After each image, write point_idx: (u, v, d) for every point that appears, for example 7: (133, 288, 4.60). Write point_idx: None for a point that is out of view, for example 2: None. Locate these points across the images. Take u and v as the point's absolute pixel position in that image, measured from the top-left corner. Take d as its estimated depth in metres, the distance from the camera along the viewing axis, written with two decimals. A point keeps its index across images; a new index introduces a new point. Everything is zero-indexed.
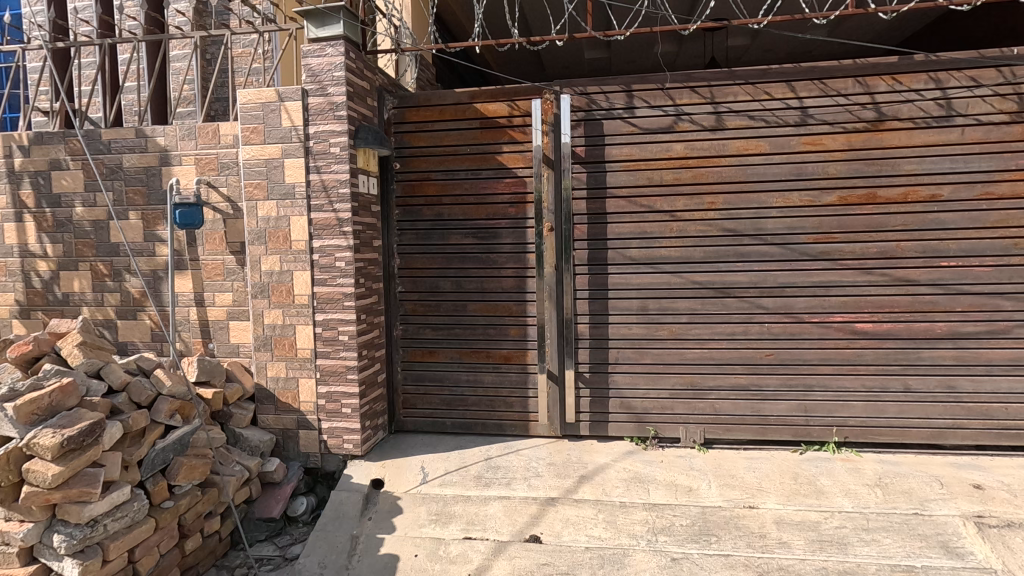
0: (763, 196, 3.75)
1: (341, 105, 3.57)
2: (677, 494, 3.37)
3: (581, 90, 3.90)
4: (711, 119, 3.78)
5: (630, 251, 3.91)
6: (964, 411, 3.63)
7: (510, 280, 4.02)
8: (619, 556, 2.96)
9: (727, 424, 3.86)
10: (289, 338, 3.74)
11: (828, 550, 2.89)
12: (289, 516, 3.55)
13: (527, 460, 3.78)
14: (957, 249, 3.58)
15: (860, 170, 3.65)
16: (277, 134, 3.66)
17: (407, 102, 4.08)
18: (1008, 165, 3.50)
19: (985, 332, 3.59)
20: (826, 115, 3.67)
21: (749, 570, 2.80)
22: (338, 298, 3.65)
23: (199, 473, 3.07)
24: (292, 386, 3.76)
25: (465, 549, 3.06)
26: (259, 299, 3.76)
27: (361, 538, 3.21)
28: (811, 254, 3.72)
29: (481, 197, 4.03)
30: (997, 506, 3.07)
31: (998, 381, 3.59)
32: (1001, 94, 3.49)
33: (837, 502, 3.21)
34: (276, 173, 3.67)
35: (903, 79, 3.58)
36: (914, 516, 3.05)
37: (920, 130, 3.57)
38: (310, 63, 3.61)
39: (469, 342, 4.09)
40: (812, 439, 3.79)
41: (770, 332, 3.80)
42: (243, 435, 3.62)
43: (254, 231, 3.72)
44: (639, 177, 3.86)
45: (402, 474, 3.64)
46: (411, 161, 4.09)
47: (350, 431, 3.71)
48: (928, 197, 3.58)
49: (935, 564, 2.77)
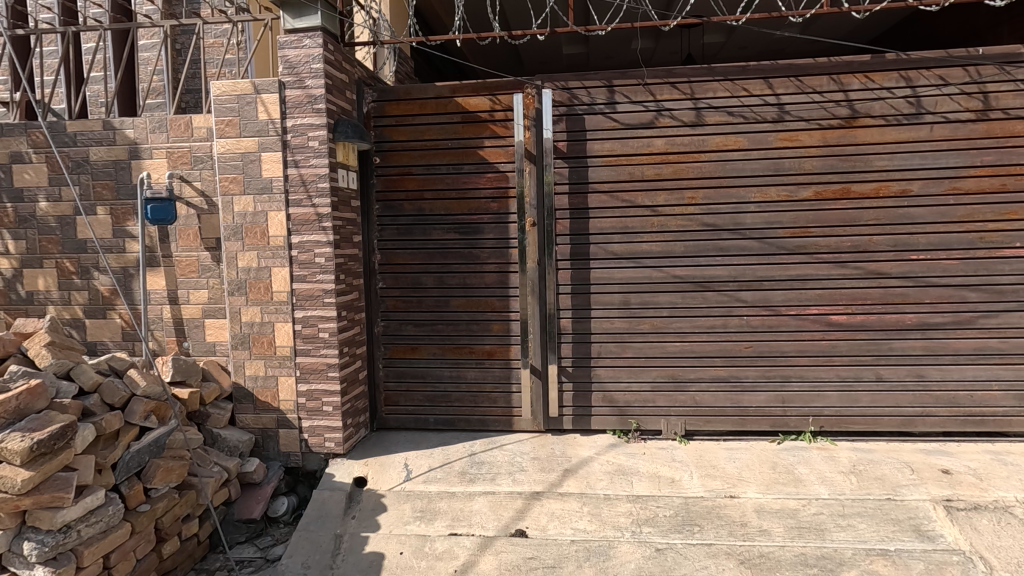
0: (741, 191, 3.81)
1: (320, 98, 3.51)
2: (660, 485, 3.41)
3: (563, 85, 3.89)
4: (691, 115, 3.82)
5: (612, 245, 3.92)
6: (932, 400, 3.76)
7: (492, 275, 4.00)
8: (605, 548, 2.98)
9: (707, 416, 3.93)
10: (268, 336, 3.67)
11: (807, 536, 2.96)
12: (270, 517, 3.49)
13: (511, 455, 3.78)
14: (926, 242, 3.69)
15: (835, 166, 3.73)
16: (253, 127, 3.57)
17: (387, 95, 4.02)
18: (974, 161, 3.62)
19: (952, 323, 3.72)
20: (802, 111, 3.74)
21: (731, 559, 2.85)
22: (318, 295, 3.59)
23: (176, 475, 3.00)
24: (272, 384, 3.69)
25: (451, 546, 3.04)
26: (236, 297, 3.67)
27: (345, 538, 3.17)
28: (788, 248, 3.80)
29: (463, 192, 4.00)
30: (965, 490, 3.19)
31: (965, 370, 3.72)
32: (967, 93, 3.61)
33: (814, 490, 3.29)
34: (253, 168, 3.58)
35: (875, 77, 3.68)
36: (887, 502, 3.15)
37: (892, 127, 3.68)
38: (287, 54, 3.53)
39: (451, 337, 4.07)
40: (789, 428, 3.88)
41: (748, 325, 3.87)
42: (221, 435, 3.54)
43: (230, 227, 3.63)
44: (621, 172, 3.88)
45: (385, 472, 3.61)
46: (391, 155, 4.04)
47: (332, 430, 3.66)
48: (899, 192, 3.68)
49: (908, 547, 2.86)
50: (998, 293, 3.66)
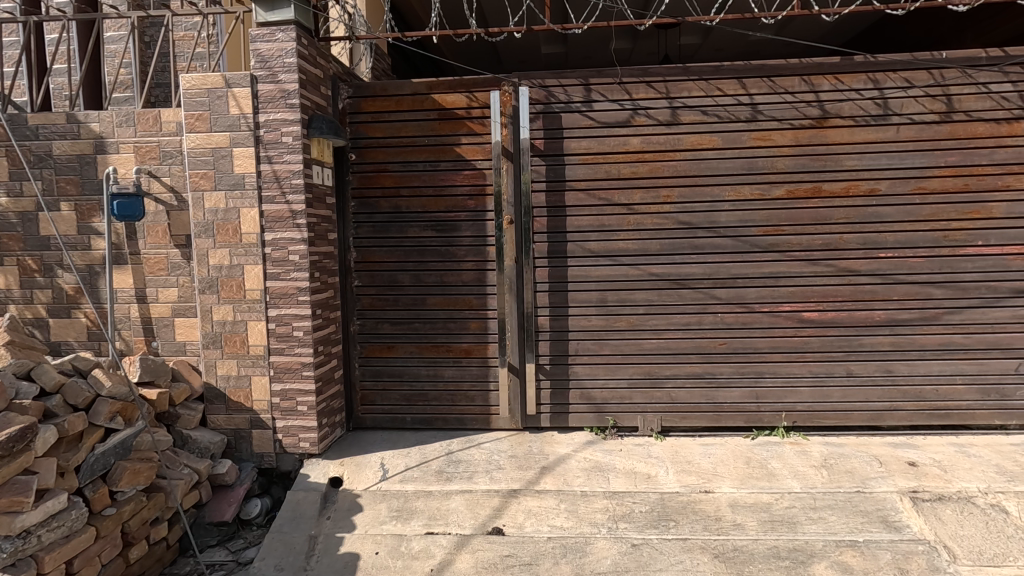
0: (715, 190, 3.86)
1: (294, 93, 3.46)
2: (636, 481, 3.44)
3: (539, 83, 3.90)
4: (666, 114, 3.86)
5: (589, 243, 3.94)
6: (900, 394, 3.85)
7: (470, 273, 3.99)
8: (581, 544, 2.98)
9: (682, 412, 3.97)
10: (240, 335, 3.60)
11: (779, 529, 3.01)
12: (242, 519, 3.42)
13: (487, 453, 3.77)
14: (894, 240, 3.78)
15: (806, 166, 3.80)
16: (224, 122, 3.49)
17: (362, 92, 3.98)
18: (939, 162, 3.72)
19: (918, 319, 3.81)
20: (774, 112, 3.80)
21: (706, 553, 2.88)
22: (292, 293, 3.54)
23: (143, 478, 2.93)
24: (244, 384, 3.63)
25: (427, 545, 3.02)
26: (207, 295, 3.59)
27: (320, 539, 3.13)
28: (761, 246, 3.86)
29: (440, 189, 3.98)
30: (930, 481, 3.27)
31: (930, 365, 3.83)
32: (932, 95, 3.71)
33: (787, 484, 3.35)
34: (224, 163, 3.51)
35: (844, 79, 3.75)
36: (857, 494, 3.22)
37: (860, 128, 3.76)
38: (259, 48, 3.46)
39: (429, 336, 4.05)
40: (763, 424, 3.93)
41: (723, 322, 3.92)
42: (192, 437, 3.46)
43: (201, 224, 3.56)
44: (597, 171, 3.90)
45: (362, 472, 3.57)
46: (367, 152, 4.00)
47: (307, 430, 3.61)
48: (867, 191, 3.77)
49: (876, 537, 2.92)
50: (962, 290, 3.77)
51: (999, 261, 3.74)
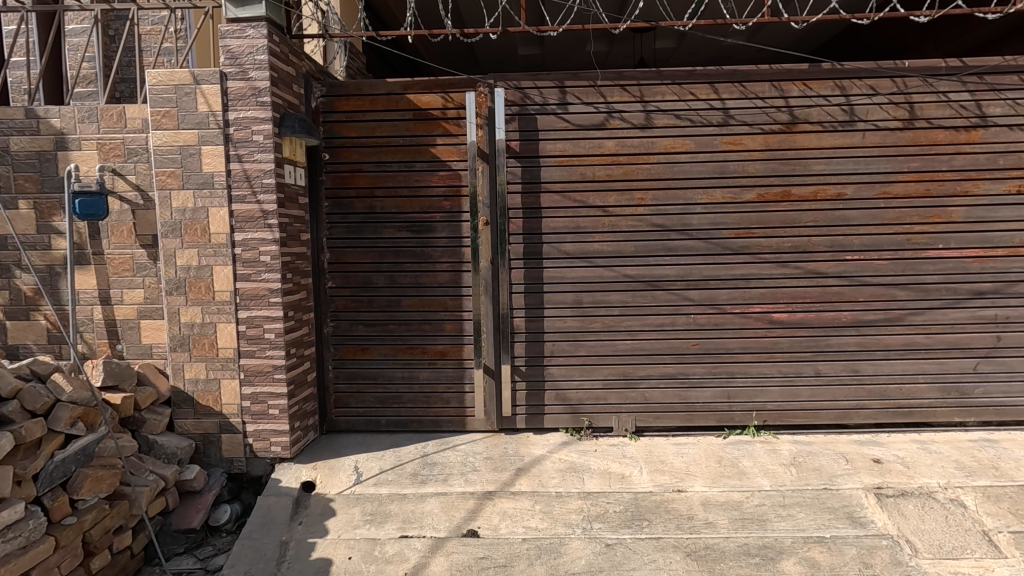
0: (688, 193, 3.91)
1: (265, 91, 3.39)
2: (610, 481, 3.47)
3: (515, 85, 3.91)
4: (641, 117, 3.90)
5: (565, 244, 3.95)
6: (866, 393, 3.96)
7: (445, 274, 3.97)
8: (556, 545, 2.99)
9: (656, 412, 4.01)
10: (209, 338, 3.52)
11: (749, 527, 3.06)
12: (211, 526, 3.33)
13: (463, 456, 3.76)
14: (860, 243, 3.89)
15: (776, 170, 3.88)
16: (192, 119, 3.41)
17: (336, 90, 3.92)
18: (902, 167, 3.83)
19: (883, 320, 3.93)
20: (745, 116, 3.87)
21: (678, 551, 2.91)
22: (264, 294, 3.47)
23: (106, 486, 2.85)
24: (213, 388, 3.55)
25: (401, 548, 2.99)
26: (174, 296, 3.50)
27: (291, 545, 3.07)
28: (732, 248, 3.93)
29: (415, 190, 3.95)
30: (893, 477, 3.37)
31: (895, 364, 3.94)
32: (895, 103, 3.82)
33: (757, 482, 3.41)
34: (192, 161, 3.43)
35: (812, 85, 3.85)
36: (824, 491, 3.30)
37: (828, 134, 3.85)
38: (229, 44, 3.39)
39: (404, 338, 4.01)
40: (735, 423, 4.00)
41: (696, 323, 3.98)
42: (158, 442, 3.37)
43: (168, 223, 3.47)
44: (573, 173, 3.92)
45: (335, 475, 3.53)
46: (341, 152, 3.94)
47: (278, 434, 3.55)
48: (835, 195, 3.87)
49: (842, 533, 2.99)
50: (924, 291, 3.89)
51: (958, 264, 3.86)
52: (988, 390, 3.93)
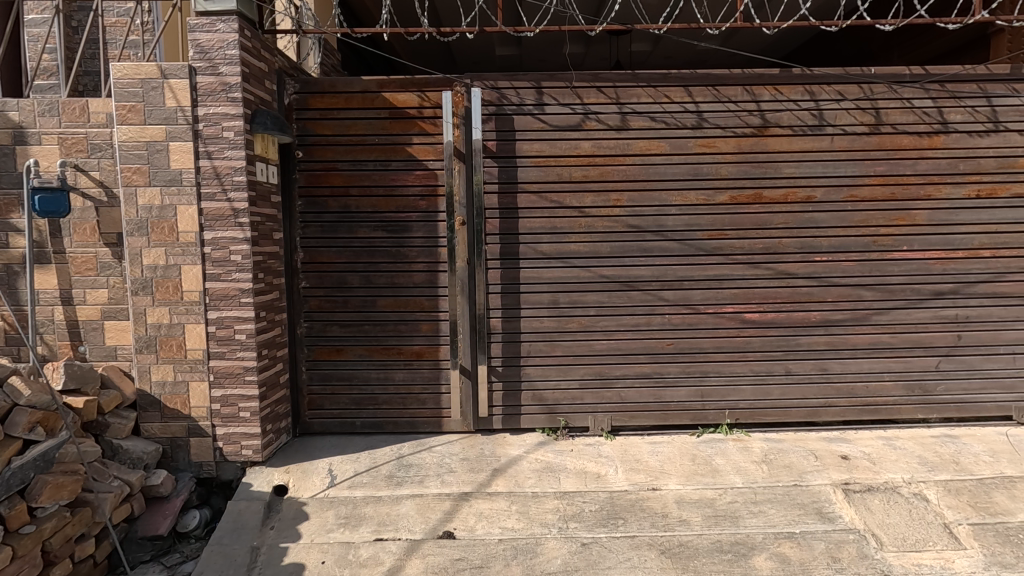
0: (663, 195, 3.96)
1: (236, 87, 3.32)
2: (586, 481, 3.48)
3: (492, 85, 3.90)
4: (617, 119, 3.93)
5: (541, 245, 3.96)
6: (833, 391, 4.06)
7: (421, 274, 3.95)
8: (532, 545, 2.99)
9: (631, 412, 4.05)
10: (177, 339, 3.43)
11: (722, 524, 3.10)
12: (178, 532, 3.24)
13: (439, 456, 3.74)
14: (828, 245, 3.98)
15: (748, 172, 3.95)
16: (160, 114, 3.32)
17: (309, 87, 3.86)
18: (869, 171, 3.94)
19: (850, 319, 4.03)
20: (719, 119, 3.93)
21: (653, 549, 2.93)
22: (234, 294, 3.40)
23: (67, 492, 2.72)
24: (182, 391, 3.46)
25: (376, 552, 2.95)
26: (140, 296, 3.40)
27: (262, 550, 3.00)
28: (706, 250, 3.98)
29: (390, 189, 3.91)
30: (861, 473, 3.47)
31: (861, 363, 4.05)
32: (862, 108, 3.93)
33: (729, 479, 3.46)
34: (159, 158, 3.34)
35: (783, 90, 3.92)
36: (794, 487, 3.37)
37: (798, 138, 3.94)
38: (198, 38, 3.30)
39: (379, 338, 3.97)
40: (708, 422, 4.06)
41: (670, 323, 4.03)
42: (123, 447, 3.26)
43: (134, 221, 3.37)
44: (549, 173, 3.93)
45: (308, 479, 3.47)
46: (315, 150, 3.88)
47: (249, 437, 3.48)
48: (804, 198, 3.96)
49: (811, 528, 3.06)
50: (889, 292, 4.00)
51: (921, 265, 3.99)
52: (950, 387, 4.07)
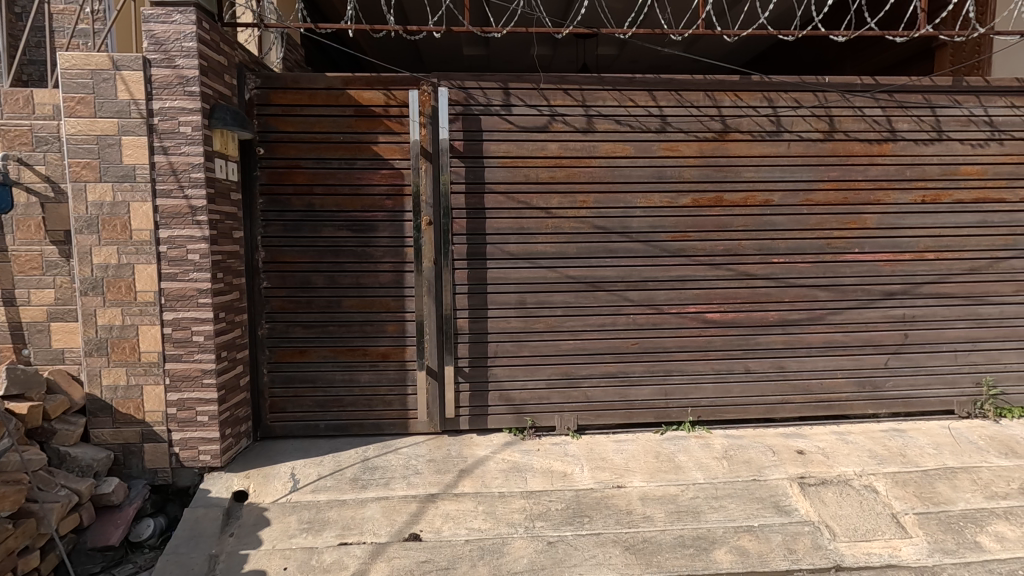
0: (628, 197, 4.02)
1: (194, 80, 3.22)
2: (552, 480, 3.51)
3: (459, 85, 3.89)
4: (583, 122, 3.97)
5: (508, 245, 3.97)
6: (790, 388, 4.21)
7: (387, 275, 3.91)
8: (498, 545, 2.99)
9: (597, 411, 4.11)
10: (130, 341, 3.30)
11: (684, 519, 3.17)
12: (131, 542, 3.11)
13: (405, 458, 3.71)
14: (785, 247, 4.12)
15: (710, 176, 4.05)
16: (111, 107, 3.18)
17: (271, 83, 3.77)
18: (823, 176, 4.10)
19: (806, 319, 4.18)
20: (682, 124, 4.02)
21: (617, 546, 2.97)
22: (192, 295, 3.29)
23: (9, 504, 2.57)
24: (135, 395, 3.33)
25: (340, 556, 2.90)
26: (90, 297, 3.26)
27: (221, 558, 2.90)
28: (670, 251, 4.07)
29: (356, 188, 3.85)
30: (816, 467, 3.60)
31: (816, 361, 4.21)
32: (817, 115, 4.08)
33: (691, 476, 3.55)
34: (111, 152, 3.20)
35: (743, 96, 4.04)
36: (753, 482, 3.47)
37: (757, 143, 4.06)
38: (153, 28, 3.18)
39: (344, 340, 3.91)
40: (671, 419, 4.16)
41: (635, 323, 4.09)
42: (71, 454, 3.11)
43: (83, 218, 3.22)
44: (516, 174, 3.94)
45: (269, 484, 3.39)
46: (277, 147, 3.79)
47: (208, 442, 3.38)
48: (762, 202, 4.09)
49: (769, 521, 3.15)
50: (842, 292, 4.17)
51: (872, 267, 4.17)
52: (897, 383, 4.26)
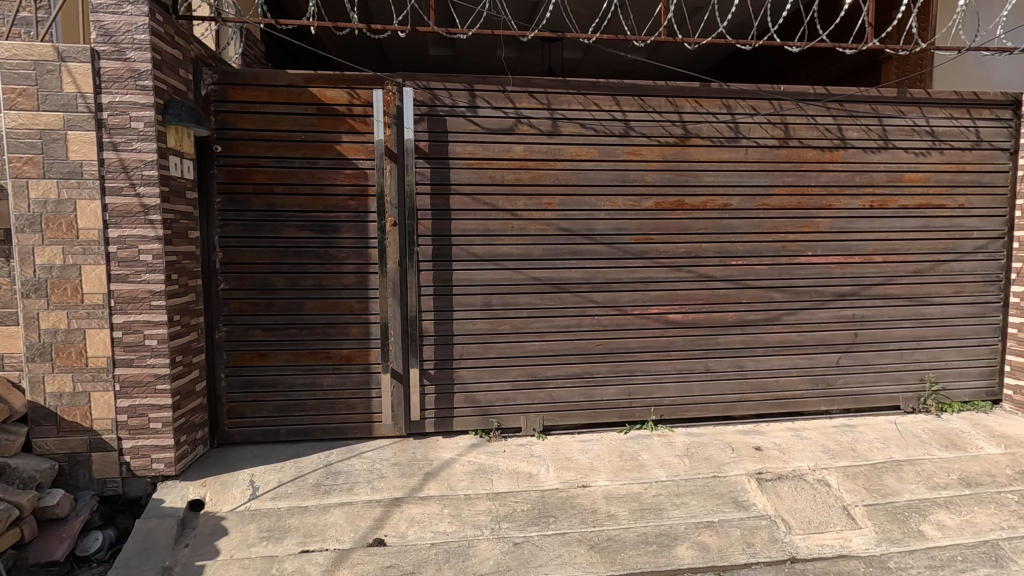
0: (592, 199, 4.08)
1: (147, 74, 3.10)
2: (518, 481, 3.52)
3: (424, 85, 3.85)
4: (548, 125, 4.01)
5: (474, 247, 3.96)
6: (748, 386, 4.34)
7: (351, 276, 3.85)
8: (464, 547, 2.98)
9: (563, 411, 4.15)
10: (77, 345, 3.15)
11: (647, 516, 3.23)
12: (77, 556, 2.96)
13: (369, 462, 3.65)
14: (743, 250, 4.25)
15: (672, 180, 4.14)
16: (56, 100, 3.03)
17: (229, 78, 3.66)
18: (779, 182, 4.24)
19: (763, 319, 4.32)
20: (644, 128, 4.10)
21: (583, 545, 2.99)
22: (144, 297, 3.17)
23: None
24: (82, 402, 3.18)
25: (302, 564, 2.83)
26: (32, 299, 3.09)
27: (176, 569, 2.78)
28: (633, 253, 4.14)
29: (318, 188, 3.78)
30: (772, 463, 3.72)
31: (773, 359, 4.35)
32: (773, 123, 4.22)
33: (654, 473, 3.62)
34: (56, 147, 3.05)
35: (703, 103, 4.15)
36: (713, 478, 3.56)
37: (716, 148, 4.18)
38: (101, 19, 3.04)
39: (306, 343, 3.83)
40: (635, 419, 4.24)
41: (600, 324, 4.15)
42: (11, 465, 2.94)
43: (25, 217, 3.05)
44: (482, 176, 3.94)
45: (227, 492, 3.29)
46: (236, 145, 3.68)
47: (160, 449, 3.26)
48: (722, 205, 4.20)
49: (727, 516, 3.24)
50: (796, 293, 4.33)
51: (824, 269, 4.34)
52: (848, 381, 4.45)
